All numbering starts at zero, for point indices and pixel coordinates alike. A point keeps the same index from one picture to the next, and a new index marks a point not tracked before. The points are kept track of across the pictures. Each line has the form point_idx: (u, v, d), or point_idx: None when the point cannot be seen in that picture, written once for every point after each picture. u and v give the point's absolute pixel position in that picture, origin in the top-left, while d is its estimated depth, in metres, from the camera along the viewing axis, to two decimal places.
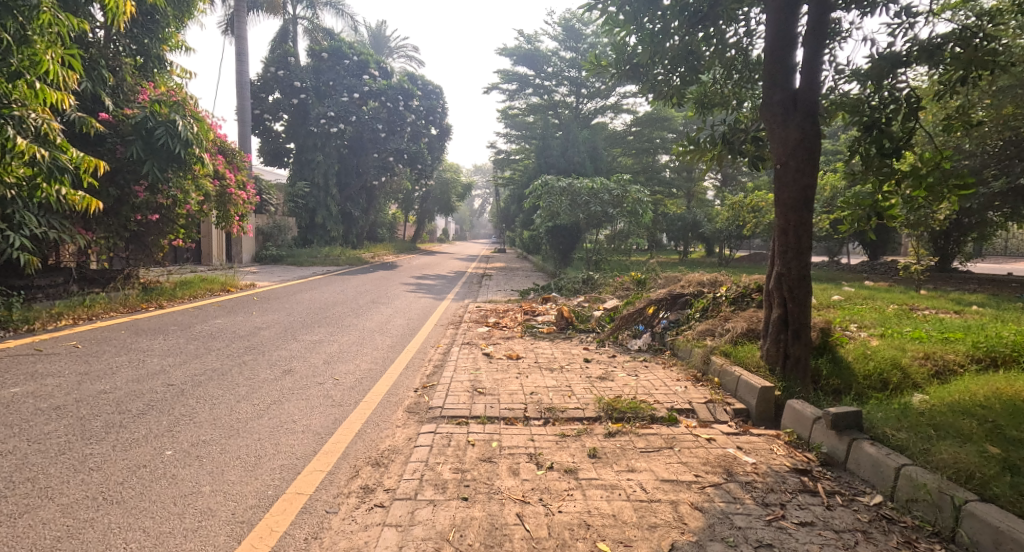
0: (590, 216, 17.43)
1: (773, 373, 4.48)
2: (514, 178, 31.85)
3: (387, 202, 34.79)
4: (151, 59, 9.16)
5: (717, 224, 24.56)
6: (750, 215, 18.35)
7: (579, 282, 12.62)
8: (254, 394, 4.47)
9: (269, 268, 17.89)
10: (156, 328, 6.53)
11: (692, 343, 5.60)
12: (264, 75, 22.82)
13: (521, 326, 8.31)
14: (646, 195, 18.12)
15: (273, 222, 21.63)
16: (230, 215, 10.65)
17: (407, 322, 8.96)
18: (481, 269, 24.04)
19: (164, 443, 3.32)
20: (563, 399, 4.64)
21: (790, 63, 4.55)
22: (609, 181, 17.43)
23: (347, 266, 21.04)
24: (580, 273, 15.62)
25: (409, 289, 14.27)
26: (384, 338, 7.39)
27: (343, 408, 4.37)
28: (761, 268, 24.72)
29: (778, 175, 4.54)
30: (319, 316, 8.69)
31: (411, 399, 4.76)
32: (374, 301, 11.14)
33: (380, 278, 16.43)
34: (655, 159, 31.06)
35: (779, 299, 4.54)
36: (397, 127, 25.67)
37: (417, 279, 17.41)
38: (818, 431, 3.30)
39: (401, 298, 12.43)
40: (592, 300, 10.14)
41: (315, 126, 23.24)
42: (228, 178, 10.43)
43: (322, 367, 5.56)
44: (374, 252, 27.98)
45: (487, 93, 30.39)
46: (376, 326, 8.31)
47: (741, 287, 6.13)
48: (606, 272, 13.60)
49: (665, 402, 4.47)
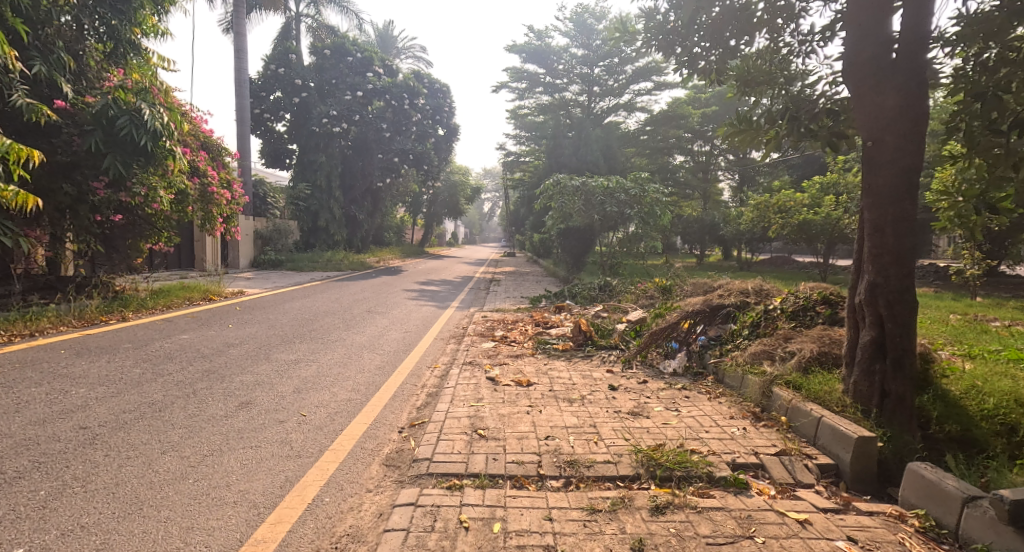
0: (605, 218, 16.43)
1: (867, 417, 3.39)
2: (524, 179, 30.92)
3: (394, 204, 33.91)
4: (122, 44, 8.15)
5: (737, 226, 23.43)
6: (776, 216, 17.19)
7: (595, 289, 11.59)
8: (188, 441, 3.47)
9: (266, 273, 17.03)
10: (105, 347, 5.59)
11: (745, 368, 4.54)
12: (264, 72, 22.03)
13: (533, 341, 7.30)
14: (664, 195, 17.08)
15: (273, 225, 20.81)
16: (214, 216, 9.74)
17: (404, 335, 7.97)
18: (490, 274, 23.07)
19: (19, 534, 2.31)
20: (588, 446, 3.59)
21: (885, 8, 3.45)
22: (625, 180, 16.37)
23: (350, 271, 20.16)
24: (595, 278, 14.60)
25: (411, 296, 13.30)
26: (374, 357, 6.38)
27: (301, 460, 3.36)
28: (784, 272, 23.55)
29: (867, 156, 3.47)
30: (305, 329, 7.72)
31: (391, 445, 3.74)
32: (370, 310, 10.18)
33: (382, 284, 15.49)
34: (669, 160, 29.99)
35: (873, 318, 3.44)
36: (403, 127, 24.61)
37: (421, 284, 16.48)
38: (977, 522, 2.31)
39: (402, 306, 11.46)
40: (612, 310, 9.08)
41: (317, 126, 22.40)
42: (209, 175, 9.53)
43: (290, 398, 4.56)
44: (379, 256, 27.09)
45: (496, 91, 29.48)
46: (367, 341, 7.31)
47: (800, 298, 5.04)
48: (625, 278, 12.55)
49: (723, 452, 3.41)
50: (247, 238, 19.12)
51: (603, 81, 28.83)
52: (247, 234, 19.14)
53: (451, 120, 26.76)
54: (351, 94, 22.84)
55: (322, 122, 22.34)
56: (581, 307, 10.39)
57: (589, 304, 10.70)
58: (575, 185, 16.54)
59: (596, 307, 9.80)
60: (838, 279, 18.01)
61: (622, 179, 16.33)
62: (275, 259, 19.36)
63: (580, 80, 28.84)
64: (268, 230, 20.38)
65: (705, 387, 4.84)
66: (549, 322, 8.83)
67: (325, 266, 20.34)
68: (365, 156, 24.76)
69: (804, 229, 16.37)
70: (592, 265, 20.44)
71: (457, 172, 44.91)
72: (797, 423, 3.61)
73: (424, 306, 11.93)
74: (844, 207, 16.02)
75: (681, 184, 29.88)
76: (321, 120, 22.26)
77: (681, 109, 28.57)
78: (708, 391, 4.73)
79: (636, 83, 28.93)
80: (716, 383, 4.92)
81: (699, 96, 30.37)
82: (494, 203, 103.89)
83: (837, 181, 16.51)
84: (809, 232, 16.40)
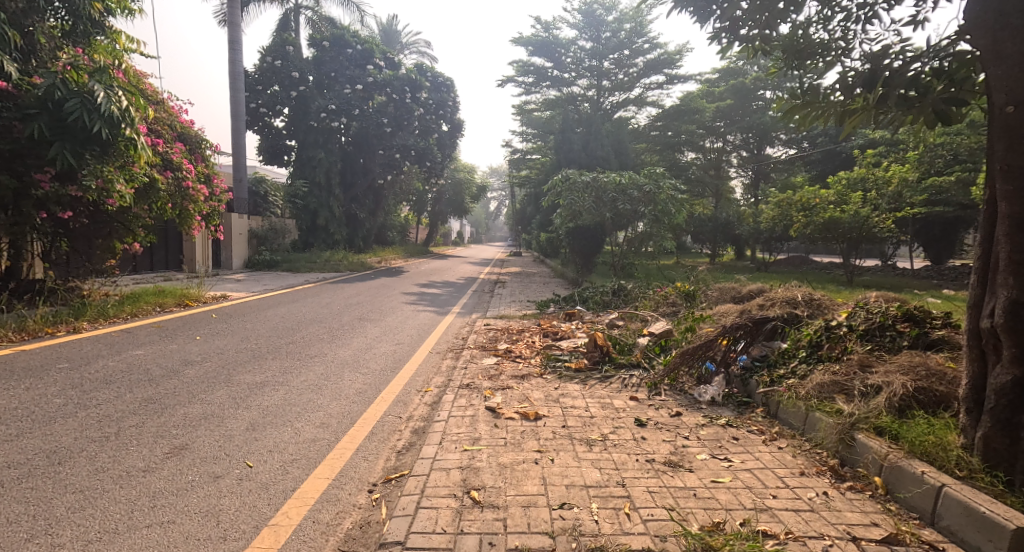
0: (616, 216, 15.45)
1: (1006, 489, 2.50)
2: (531, 177, 29.95)
3: (397, 203, 33.01)
4: (82, 21, 7.35)
5: (754, 224, 22.43)
6: (800, 214, 16.15)
7: (609, 293, 10.64)
8: (77, 515, 2.57)
9: (259, 275, 16.19)
10: (33, 368, 4.70)
11: (814, 404, 3.61)
12: (261, 65, 21.15)
13: (541, 357, 6.39)
14: (680, 192, 16.08)
15: (269, 224, 19.97)
16: (193, 214, 8.95)
17: (396, 349, 7.05)
18: (495, 274, 22.18)
19: None
20: (618, 521, 2.68)
21: None
22: (638, 176, 15.39)
23: (349, 272, 19.32)
24: (606, 280, 13.65)
25: (409, 300, 12.39)
26: (356, 378, 5.47)
27: (225, 547, 2.45)
28: (802, 273, 22.49)
29: (1005, 127, 2.58)
30: (284, 342, 6.84)
31: (356, 515, 2.83)
32: (363, 317, 9.30)
33: (379, 287, 14.62)
34: (681, 156, 28.95)
35: (1015, 352, 2.52)
36: (405, 122, 23.70)
37: (422, 287, 15.58)
38: None
39: (399, 312, 10.57)
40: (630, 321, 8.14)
41: (316, 121, 21.52)
42: (184, 169, 8.65)
43: (240, 440, 3.64)
44: (381, 256, 26.26)
45: (501, 86, 28.48)
46: (352, 356, 6.40)
47: (874, 314, 4.10)
48: (640, 280, 11.60)
49: (805, 533, 2.51)
50: (241, 238, 18.34)
51: (612, 75, 27.80)
52: (242, 234, 18.35)
53: (455, 115, 25.77)
54: (351, 87, 21.91)
55: (321, 117, 21.47)
56: (594, 315, 9.44)
57: (604, 311, 9.76)
58: (585, 181, 15.58)
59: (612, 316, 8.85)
60: (864, 282, 16.99)
61: (635, 175, 15.34)
62: (270, 259, 18.54)
63: (588, 74, 27.80)
64: (265, 230, 19.56)
65: (756, 423, 3.92)
66: (559, 333, 7.89)
67: (323, 266, 19.50)
68: (365, 152, 23.90)
69: (830, 228, 15.34)
70: (602, 266, 19.50)
71: (462, 170, 43.89)
72: (905, 491, 2.68)
73: (422, 312, 11.03)
74: (873, 204, 14.98)
75: (694, 181, 28.82)
76: (319, 115, 21.37)
77: (695, 103, 27.45)
78: (761, 430, 3.79)
79: (647, 77, 27.87)
80: (768, 416, 4.00)
81: (712, 90, 29.24)
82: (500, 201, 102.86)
83: (866, 177, 15.45)
84: (835, 231, 15.37)
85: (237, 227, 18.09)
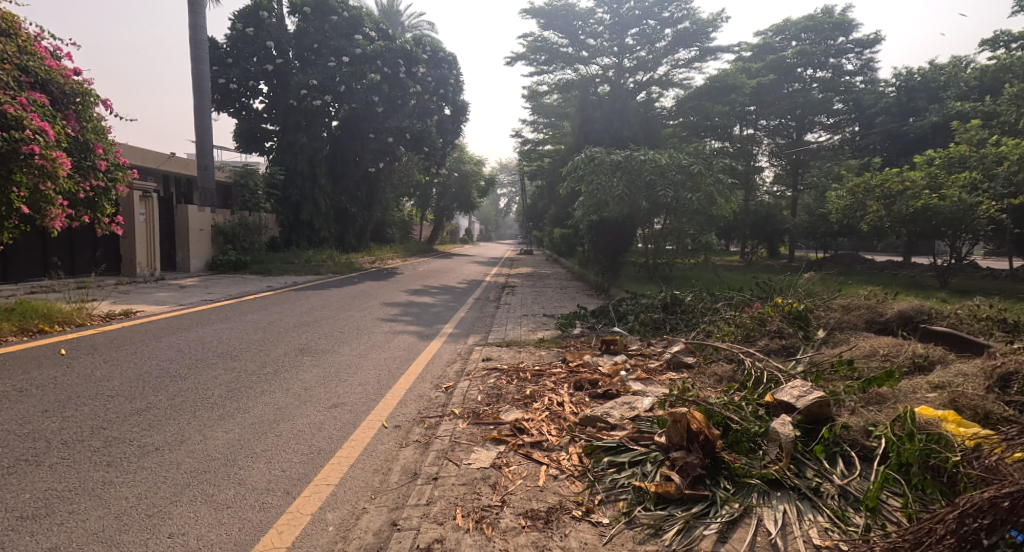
0: (652, 206, 12.55)
1: None
2: (545, 167, 27.17)
3: (397, 197, 30.14)
4: None
5: (806, 217, 19.31)
6: (879, 203, 13.11)
7: (660, 309, 7.72)
8: None
9: (217, 279, 13.46)
10: None
11: None
12: (231, 34, 18.34)
13: (580, 451, 3.46)
14: (729, 177, 13.14)
15: (238, 218, 17.04)
16: (53, 194, 6.05)
17: (323, 424, 4.05)
18: (505, 277, 19.33)
19: None
20: None
21: None
22: (680, 156, 12.42)
23: (331, 274, 16.59)
24: (646, 286, 10.70)
25: (389, 315, 9.48)
26: (187, 532, 2.51)
27: None
28: (859, 274, 19.45)
29: None
30: (124, 413, 3.89)
31: None
32: (308, 350, 6.36)
33: (360, 295, 11.79)
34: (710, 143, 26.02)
35: None
36: (399, 103, 20.45)
37: (414, 293, 12.76)
38: None
39: (367, 335, 7.63)
40: (715, 369, 5.13)
41: (296, 100, 18.59)
42: (27, 128, 5.64)
43: None
44: (376, 255, 23.58)
45: (509, 64, 25.64)
46: (230, 448, 3.45)
47: None
48: (698, 289, 8.62)
49: None
50: (204, 235, 15.53)
51: (636, 51, 24.75)
52: (204, 230, 15.51)
53: (458, 96, 22.82)
54: (335, 60, 18.95)
55: (301, 95, 18.46)
56: (650, 347, 6.43)
57: (661, 339, 6.76)
58: (615, 162, 12.60)
59: (678, 352, 5.85)
60: (956, 285, 13.88)
61: (675, 154, 12.49)
62: (238, 260, 15.72)
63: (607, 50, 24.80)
64: (234, 224, 16.63)
65: None
66: (602, 384, 4.93)
67: (300, 268, 16.69)
68: (354, 137, 21.05)
69: (923, 220, 12.26)
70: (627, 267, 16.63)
71: (469, 161, 40.93)
72: None
73: (402, 333, 8.09)
74: (982, 190, 11.85)
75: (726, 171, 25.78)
76: (299, 92, 18.40)
77: (733, 78, 24.56)
78: None
79: (675, 53, 24.88)
80: None
81: (749, 67, 26.04)
82: (510, 194, 99.88)
83: (968, 155, 12.35)
84: (928, 224, 12.29)
85: (197, 221, 15.24)
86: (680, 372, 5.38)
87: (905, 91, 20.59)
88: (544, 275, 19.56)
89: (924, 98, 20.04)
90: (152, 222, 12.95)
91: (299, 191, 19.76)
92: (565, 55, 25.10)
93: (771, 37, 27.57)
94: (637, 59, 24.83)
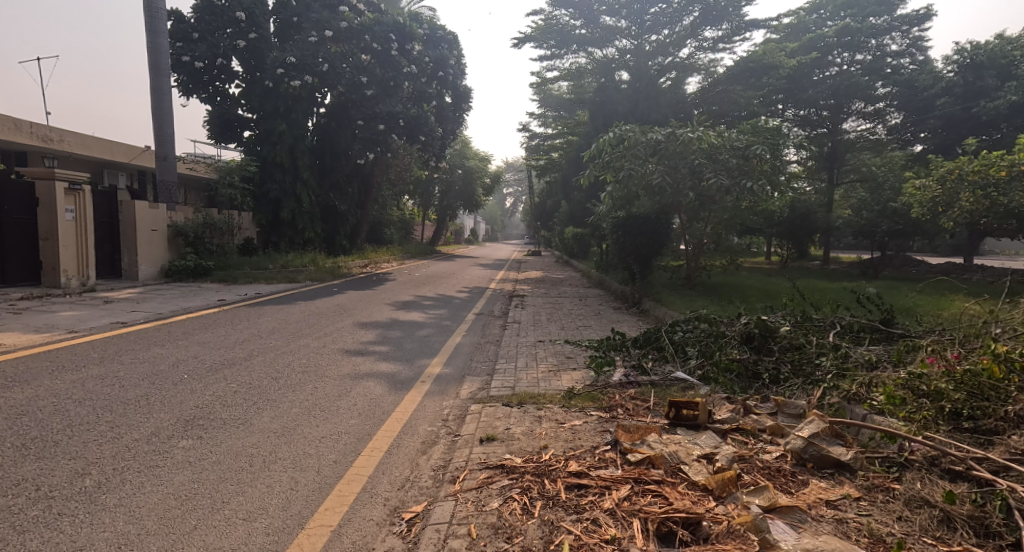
0: (698, 200, 10.27)
1: None
2: (557, 161, 24.87)
3: (394, 195, 27.76)
4: None
5: (860, 213, 16.80)
6: (976, 194, 10.65)
7: (742, 346, 5.30)
8: None
9: (163, 290, 11.07)
10: None
11: None
12: (198, 5, 15.93)
13: None
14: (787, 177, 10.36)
15: (203, 216, 14.64)
16: None
17: None
18: (513, 284, 16.95)
19: None
20: None
21: None
22: (731, 134, 10.08)
23: (309, 281, 14.23)
24: (700, 305, 8.29)
25: (358, 345, 7.03)
26: None
27: None
28: (924, 277, 16.89)
29: None
30: None
31: None
32: (197, 426, 3.84)
33: (332, 311, 9.41)
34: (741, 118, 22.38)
35: None
36: (392, 86, 17.97)
37: (403, 308, 10.36)
38: None
39: (311, 384, 5.14)
40: (925, 495, 2.67)
41: (273, 81, 16.38)
42: None
43: None
44: (369, 258, 21.28)
45: (518, 47, 23.25)
46: None
47: None
48: (784, 313, 6.19)
49: None
50: (157, 236, 13.05)
51: (658, 31, 22.28)
52: (158, 230, 13.06)
53: (459, 81, 20.42)
54: (317, 35, 16.59)
55: (278, 75, 16.13)
56: (754, 421, 3.98)
57: (765, 403, 4.30)
58: (652, 143, 10.10)
59: (818, 436, 3.40)
60: None
61: (725, 132, 10.07)
62: (199, 265, 13.30)
63: (626, 30, 22.48)
64: (197, 223, 14.24)
65: None
66: (713, 534, 2.50)
67: (274, 274, 14.36)
68: (345, 126, 19.08)
69: None
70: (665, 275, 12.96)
71: (474, 157, 38.51)
72: None
73: (366, 377, 5.59)
74: None
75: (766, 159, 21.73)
76: (275, 71, 16.10)
77: (768, 58, 21.96)
78: None
79: (701, 32, 22.37)
80: None
81: (783, 46, 23.61)
82: (516, 192, 97.68)
83: None
84: None
85: (149, 220, 12.79)
86: (840, 489, 2.93)
87: (970, 70, 18.72)
88: (559, 282, 17.16)
89: (993, 76, 18.16)
90: (83, 222, 10.56)
91: (278, 186, 17.46)
92: (578, 36, 22.83)
93: (804, 15, 25.17)
94: (659, 40, 22.38)
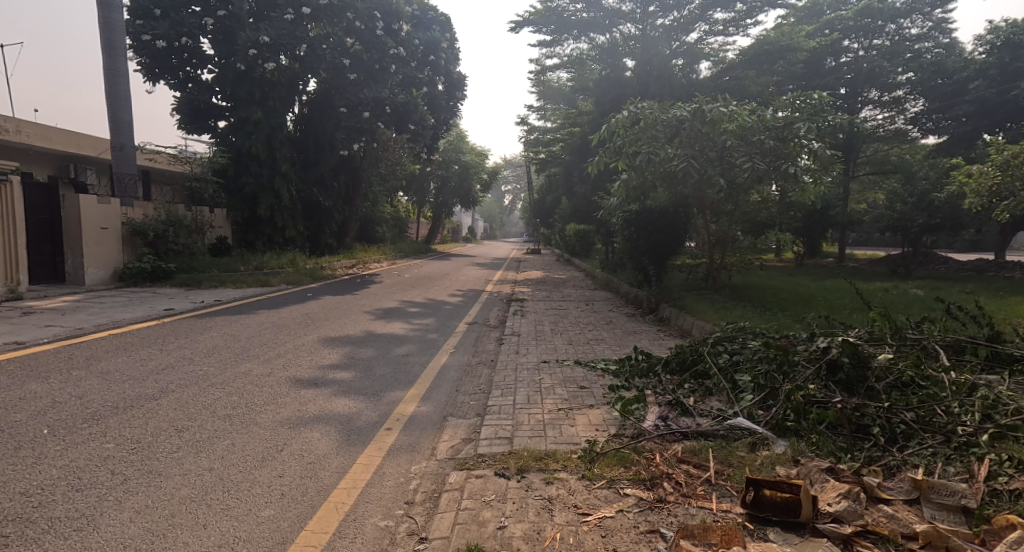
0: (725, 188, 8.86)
1: None
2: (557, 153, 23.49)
3: (386, 192, 26.24)
4: None
5: (891, 206, 15.38)
6: None
7: (822, 380, 3.87)
8: None
9: (107, 297, 9.56)
10: None
11: None
12: None
13: None
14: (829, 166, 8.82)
15: (166, 213, 13.15)
16: None
17: None
18: (512, 286, 15.48)
19: None
20: None
21: None
22: (766, 112, 8.66)
23: (284, 284, 12.77)
24: (736, 316, 6.85)
25: (315, 372, 5.53)
26: None
27: None
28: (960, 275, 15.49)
29: None
30: None
31: None
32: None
33: (298, 323, 7.92)
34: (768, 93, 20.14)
35: None
36: (377, 69, 16.54)
37: (384, 317, 8.89)
38: None
39: (225, 439, 3.65)
40: None
41: (245, 64, 14.87)
42: None
43: None
44: (357, 257, 19.82)
45: (515, 32, 21.78)
46: None
47: None
48: (861, 329, 4.76)
49: None
50: (108, 235, 11.54)
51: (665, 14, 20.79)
52: (109, 229, 11.54)
53: (452, 66, 19.03)
54: (293, 13, 15.07)
55: (250, 56, 14.60)
56: (889, 519, 2.52)
57: (890, 480, 2.81)
58: (675, 121, 8.59)
59: None
60: None
61: (755, 108, 8.66)
62: (157, 267, 11.82)
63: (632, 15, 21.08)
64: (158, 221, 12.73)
65: None
66: None
67: (244, 277, 12.88)
68: (328, 114, 17.58)
69: None
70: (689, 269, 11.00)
71: (471, 152, 37.01)
72: None
73: (309, 425, 4.09)
74: None
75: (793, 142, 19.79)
76: (247, 53, 14.57)
77: (786, 39, 20.35)
78: None
79: (711, 14, 20.83)
80: None
81: (799, 28, 22.10)
82: (514, 187, 96.27)
83: None
84: None
85: (98, 216, 11.26)
86: None
87: (1007, 50, 17.87)
88: (562, 284, 15.71)
89: None
90: (10, 218, 9.08)
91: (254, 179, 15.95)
92: (578, 21, 21.58)
93: None
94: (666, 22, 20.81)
